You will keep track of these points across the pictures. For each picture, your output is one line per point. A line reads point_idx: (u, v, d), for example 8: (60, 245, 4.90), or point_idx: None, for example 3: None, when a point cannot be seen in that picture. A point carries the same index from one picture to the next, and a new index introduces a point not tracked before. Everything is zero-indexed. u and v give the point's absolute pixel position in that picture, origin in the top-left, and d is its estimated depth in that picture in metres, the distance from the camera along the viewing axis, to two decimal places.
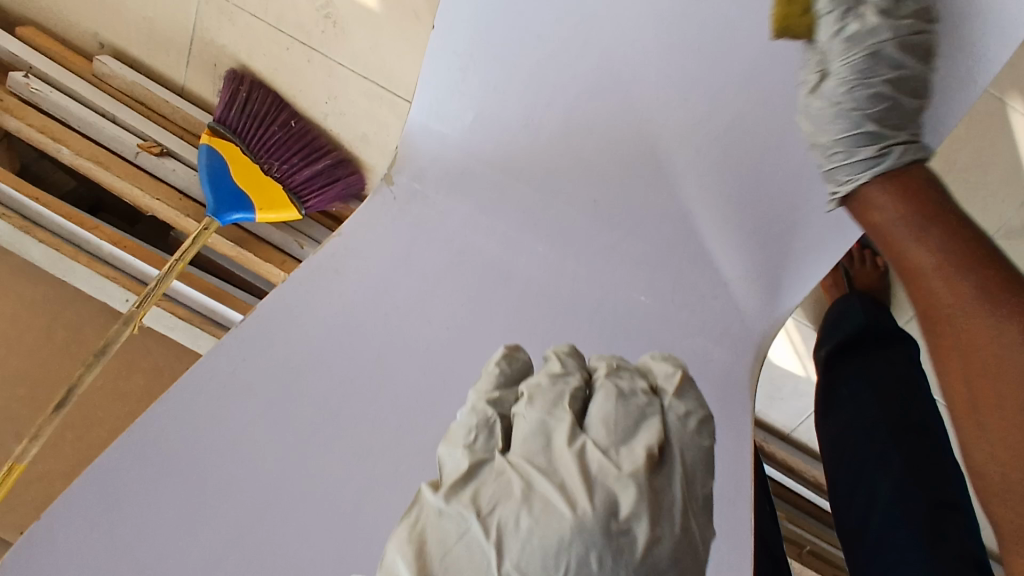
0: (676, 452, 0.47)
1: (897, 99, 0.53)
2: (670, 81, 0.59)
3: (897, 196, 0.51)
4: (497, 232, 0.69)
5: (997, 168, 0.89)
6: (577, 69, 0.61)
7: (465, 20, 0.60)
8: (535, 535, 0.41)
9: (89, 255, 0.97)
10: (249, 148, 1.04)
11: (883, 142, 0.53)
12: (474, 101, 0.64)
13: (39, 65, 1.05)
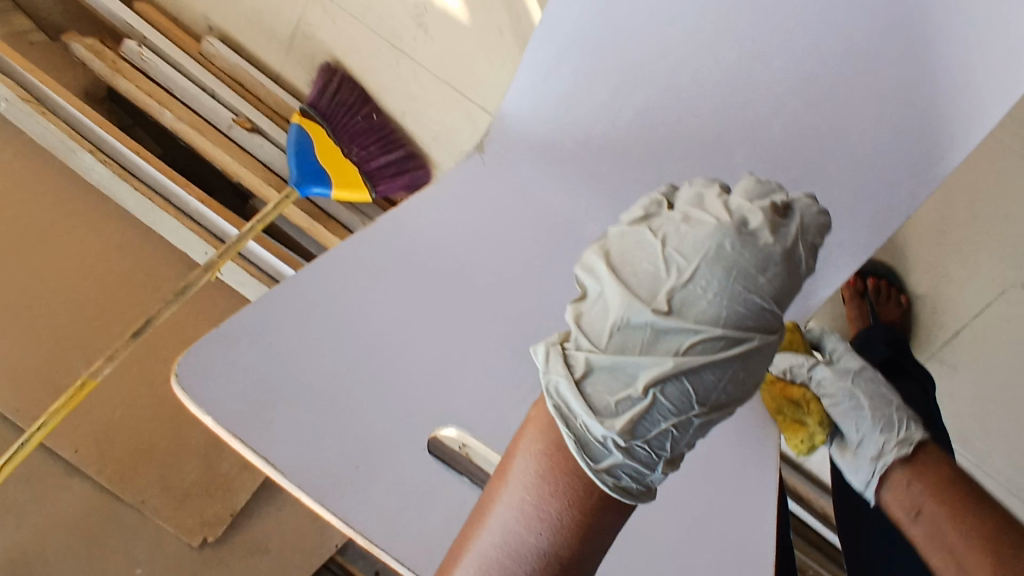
0: (798, 213, 0.46)
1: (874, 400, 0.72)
2: (731, 91, 0.69)
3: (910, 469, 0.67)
4: (564, 211, 0.78)
5: (1019, 218, 0.96)
6: (654, 72, 0.70)
7: (563, 22, 0.70)
8: (687, 217, 0.44)
9: (177, 209, 1.06)
10: (334, 132, 1.14)
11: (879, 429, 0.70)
12: (561, 94, 0.74)
13: (154, 39, 1.17)
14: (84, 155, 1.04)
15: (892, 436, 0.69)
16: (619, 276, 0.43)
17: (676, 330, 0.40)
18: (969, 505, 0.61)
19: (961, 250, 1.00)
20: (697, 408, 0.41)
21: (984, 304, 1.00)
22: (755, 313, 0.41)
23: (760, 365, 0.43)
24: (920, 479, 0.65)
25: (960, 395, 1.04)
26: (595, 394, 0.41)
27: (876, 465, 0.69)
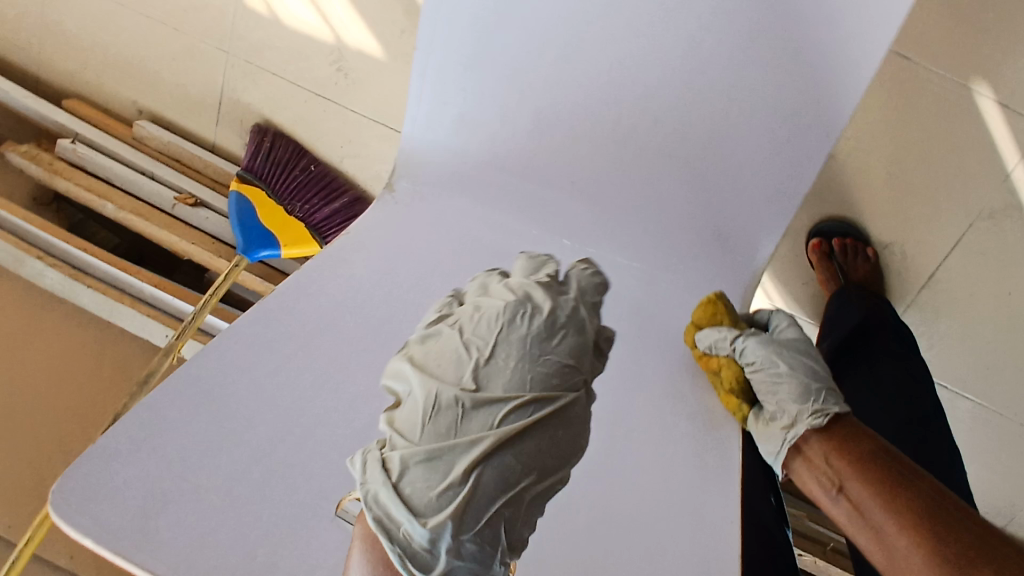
0: (573, 281, 0.54)
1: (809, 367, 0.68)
2: (624, 81, 0.70)
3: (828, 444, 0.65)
4: (494, 233, 0.77)
5: (969, 148, 0.94)
6: (555, 88, 0.72)
7: (447, 46, 0.71)
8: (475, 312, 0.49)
9: (132, 297, 1.06)
10: (274, 191, 1.12)
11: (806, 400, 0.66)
12: (462, 115, 0.75)
13: (86, 132, 1.18)
14: (33, 263, 1.05)
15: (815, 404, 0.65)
16: (426, 369, 0.47)
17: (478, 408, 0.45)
18: (893, 481, 0.60)
19: (919, 192, 0.97)
20: (523, 480, 0.44)
21: (953, 242, 0.99)
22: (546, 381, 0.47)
23: (572, 424, 0.47)
24: (842, 460, 0.62)
25: (942, 336, 1.04)
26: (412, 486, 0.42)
27: (787, 436, 0.65)
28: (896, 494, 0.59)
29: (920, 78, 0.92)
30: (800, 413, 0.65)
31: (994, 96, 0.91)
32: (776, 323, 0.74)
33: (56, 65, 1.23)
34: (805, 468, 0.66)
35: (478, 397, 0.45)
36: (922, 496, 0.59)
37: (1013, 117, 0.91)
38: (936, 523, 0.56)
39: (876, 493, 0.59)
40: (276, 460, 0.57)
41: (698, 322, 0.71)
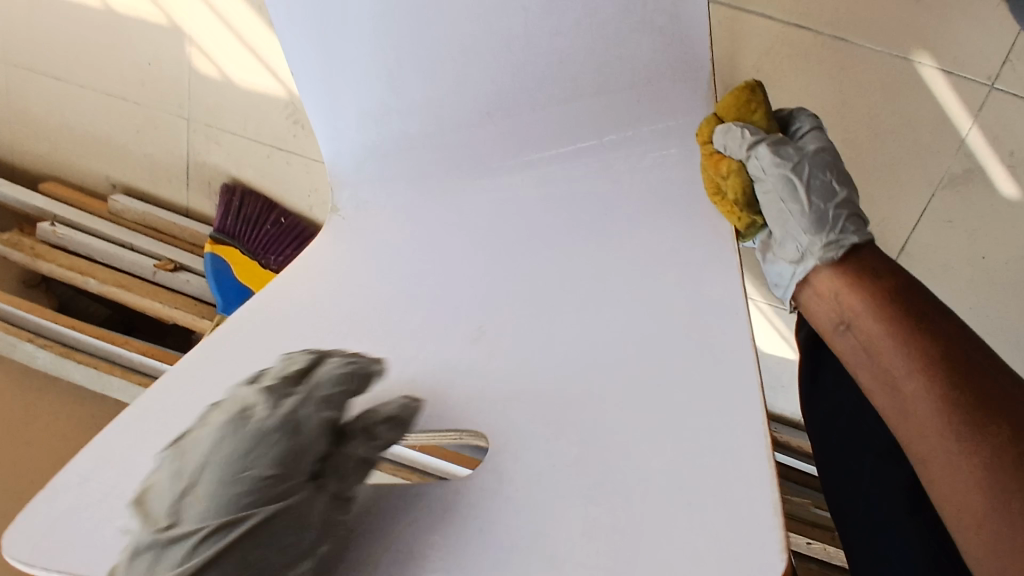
0: (320, 373, 0.44)
1: (835, 195, 0.57)
2: (550, 98, 0.67)
3: (854, 280, 0.52)
4: None
5: (920, 120, 0.93)
6: (482, 123, 0.69)
7: (354, 86, 0.67)
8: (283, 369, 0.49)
9: (122, 367, 1.08)
10: (248, 249, 1.15)
11: (829, 223, 0.55)
12: (381, 146, 0.70)
13: (62, 213, 1.21)
14: (25, 345, 1.08)
15: (837, 232, 0.54)
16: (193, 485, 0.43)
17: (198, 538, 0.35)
18: (906, 314, 0.47)
19: (876, 168, 0.97)
20: None
21: (918, 213, 0.98)
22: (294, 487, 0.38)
23: (283, 533, 0.36)
24: (850, 294, 0.51)
25: (925, 306, 1.03)
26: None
27: (796, 270, 0.56)
28: (913, 327, 0.46)
29: (860, 57, 0.92)
30: (802, 232, 0.56)
31: (936, 65, 0.91)
32: (798, 126, 0.63)
33: (29, 151, 1.27)
34: (817, 288, 0.55)
35: (167, 535, 0.36)
36: (944, 334, 0.46)
37: (960, 83, 0.91)
38: (960, 373, 0.43)
39: (882, 322, 0.48)
40: (171, 424, 0.47)
41: (720, 116, 0.63)
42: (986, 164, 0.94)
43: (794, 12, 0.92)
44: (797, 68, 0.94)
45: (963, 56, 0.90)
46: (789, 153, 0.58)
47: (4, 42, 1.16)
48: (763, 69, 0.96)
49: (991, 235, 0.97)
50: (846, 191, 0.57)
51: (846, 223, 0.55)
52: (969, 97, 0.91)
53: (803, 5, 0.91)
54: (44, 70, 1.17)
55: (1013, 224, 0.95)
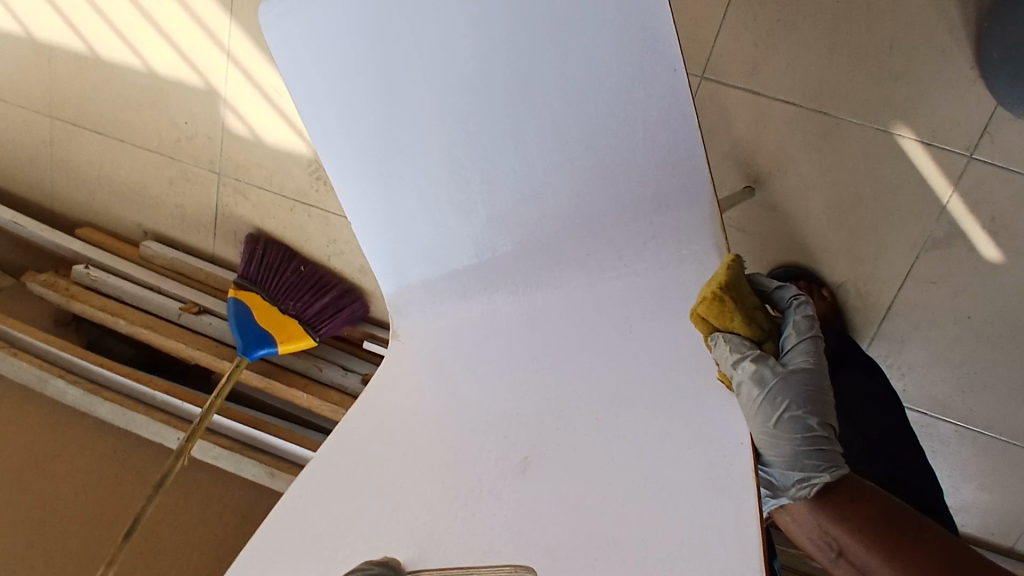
0: None
1: (815, 422, 0.55)
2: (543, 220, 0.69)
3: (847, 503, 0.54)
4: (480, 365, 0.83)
5: (901, 187, 0.99)
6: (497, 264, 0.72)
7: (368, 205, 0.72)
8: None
9: (145, 405, 1.15)
10: (268, 294, 1.18)
11: (813, 459, 0.54)
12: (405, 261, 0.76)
13: (98, 257, 1.30)
14: (55, 381, 1.14)
15: (816, 471, 0.54)
16: None
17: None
18: (905, 548, 0.50)
19: (863, 232, 1.03)
20: None
21: (904, 274, 1.03)
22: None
23: None
24: (837, 526, 0.53)
25: (915, 364, 1.06)
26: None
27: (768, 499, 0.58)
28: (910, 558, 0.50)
29: (843, 129, 0.99)
30: (776, 468, 0.55)
31: (916, 136, 0.97)
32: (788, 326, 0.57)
33: (69, 200, 1.36)
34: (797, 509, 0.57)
35: None
36: (927, 548, 0.50)
37: (938, 153, 0.97)
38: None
39: (876, 551, 0.51)
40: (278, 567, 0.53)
41: (703, 317, 0.54)
42: (967, 229, 0.99)
43: (780, 88, 0.99)
44: (783, 137, 1.01)
45: (941, 129, 0.96)
46: (773, 382, 0.54)
47: (51, 99, 1.26)
48: (751, 139, 1.02)
49: (975, 297, 1.01)
50: (825, 413, 0.56)
51: (825, 455, 0.55)
52: (948, 166, 0.97)
53: (789, 81, 0.98)
54: (87, 126, 1.27)
55: (993, 285, 1.00)
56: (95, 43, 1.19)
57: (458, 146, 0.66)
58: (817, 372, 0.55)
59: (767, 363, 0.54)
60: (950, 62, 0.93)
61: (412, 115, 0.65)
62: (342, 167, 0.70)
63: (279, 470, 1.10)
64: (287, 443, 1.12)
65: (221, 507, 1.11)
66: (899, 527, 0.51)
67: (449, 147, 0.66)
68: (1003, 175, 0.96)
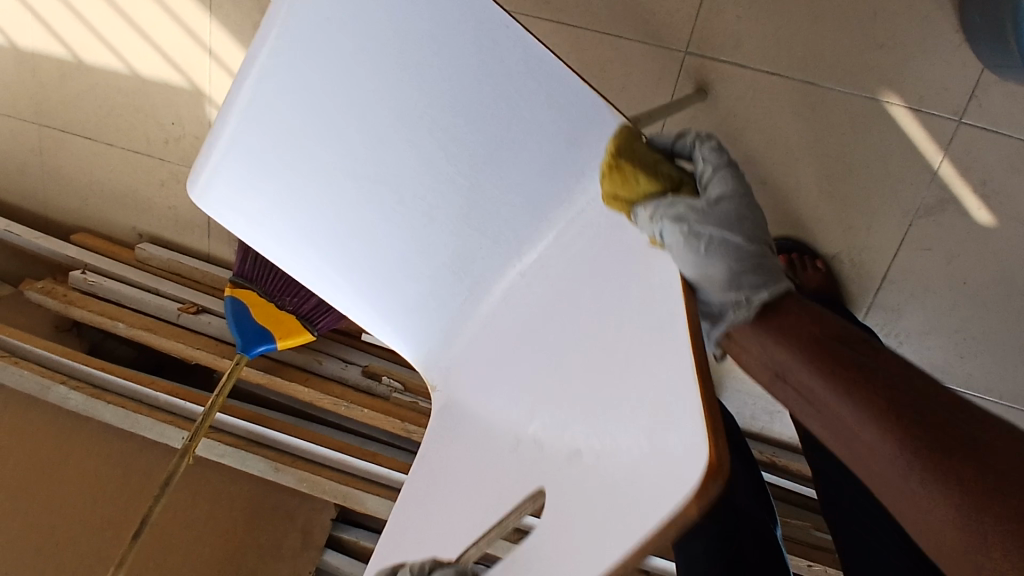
0: None
1: (746, 245, 0.54)
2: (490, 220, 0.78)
3: (790, 334, 0.46)
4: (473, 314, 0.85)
5: (890, 154, 0.99)
6: (481, 277, 0.83)
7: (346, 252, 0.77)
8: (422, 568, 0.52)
9: (148, 406, 1.16)
10: (265, 291, 1.18)
11: (745, 273, 0.52)
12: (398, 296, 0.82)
13: (94, 262, 1.30)
14: (58, 387, 1.15)
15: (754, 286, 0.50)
16: None
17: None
18: (856, 373, 0.41)
19: (854, 203, 1.02)
20: None
21: (897, 242, 1.03)
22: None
23: None
24: (782, 351, 0.45)
25: (911, 331, 1.07)
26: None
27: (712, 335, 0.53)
28: (932, 449, 0.36)
29: (830, 99, 0.98)
30: (712, 290, 0.52)
31: (903, 103, 0.96)
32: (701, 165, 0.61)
33: (61, 206, 1.36)
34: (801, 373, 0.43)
35: None
36: (887, 381, 0.40)
37: (926, 118, 0.96)
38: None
39: (827, 377, 0.41)
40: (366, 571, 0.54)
41: (613, 195, 0.62)
42: (958, 193, 0.99)
43: (764, 61, 0.98)
44: (770, 109, 1.00)
45: (928, 93, 0.95)
46: (688, 215, 0.55)
47: (37, 106, 1.26)
48: (739, 113, 1.01)
49: (968, 261, 1.01)
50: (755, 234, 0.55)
51: (760, 264, 0.52)
52: (937, 130, 0.97)
53: (773, 53, 0.98)
54: (75, 131, 1.26)
55: (986, 248, 1.00)
56: (78, 48, 1.18)
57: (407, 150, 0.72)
58: (738, 204, 0.56)
59: (684, 202, 0.57)
60: (934, 25, 0.92)
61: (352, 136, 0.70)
62: (307, 237, 0.75)
63: (284, 464, 1.11)
64: (291, 437, 1.13)
65: (228, 502, 1.12)
66: (853, 359, 0.42)
67: (413, 197, 0.75)
68: (992, 138, 0.95)
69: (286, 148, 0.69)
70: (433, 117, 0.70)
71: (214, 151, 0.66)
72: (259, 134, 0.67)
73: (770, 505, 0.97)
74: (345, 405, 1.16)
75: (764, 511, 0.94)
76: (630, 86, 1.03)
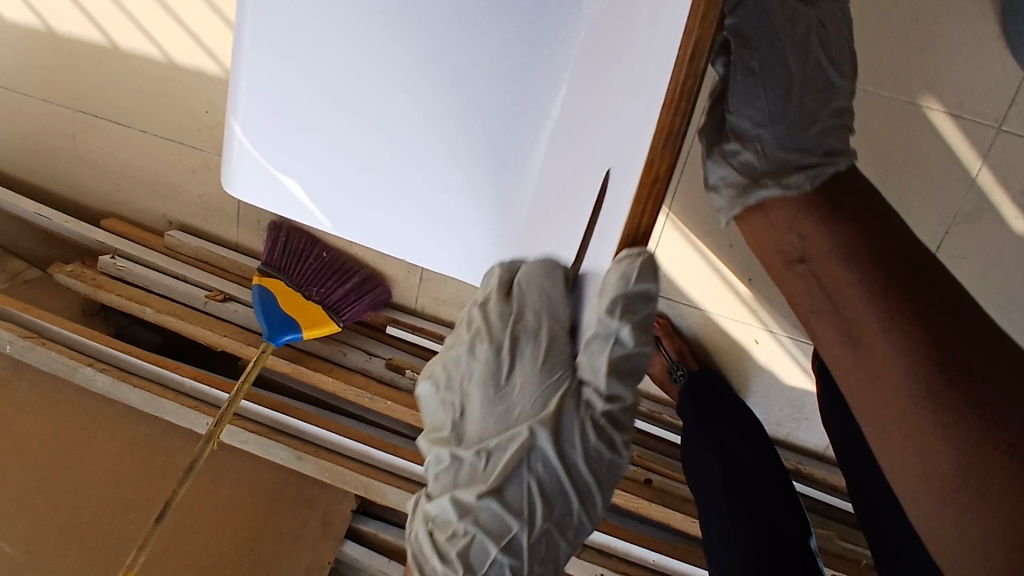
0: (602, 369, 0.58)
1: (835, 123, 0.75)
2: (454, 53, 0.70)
3: (815, 218, 0.70)
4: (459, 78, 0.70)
5: (928, 160, 0.98)
6: (473, 91, 0.71)
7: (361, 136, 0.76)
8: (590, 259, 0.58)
9: (173, 391, 1.16)
10: (292, 281, 1.20)
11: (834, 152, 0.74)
12: (397, 136, 0.74)
13: (123, 248, 1.31)
14: (85, 369, 1.16)
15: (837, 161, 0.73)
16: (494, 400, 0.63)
17: (503, 502, 0.61)
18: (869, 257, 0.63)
19: (891, 208, 1.01)
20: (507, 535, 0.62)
21: (933, 250, 1.02)
22: (595, 462, 0.62)
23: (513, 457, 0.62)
24: (816, 233, 0.69)
25: None
26: (511, 539, 0.63)
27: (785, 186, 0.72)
28: (906, 323, 0.56)
29: (869, 102, 0.97)
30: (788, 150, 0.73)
31: (944, 108, 0.95)
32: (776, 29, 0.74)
33: (91, 191, 1.38)
34: (828, 264, 0.66)
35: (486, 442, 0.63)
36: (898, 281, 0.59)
37: (967, 124, 0.95)
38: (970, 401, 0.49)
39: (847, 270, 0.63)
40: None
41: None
42: (996, 201, 0.98)
43: None
44: None
45: (969, 100, 0.95)
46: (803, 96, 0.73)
47: (73, 90, 1.27)
48: None
49: (1003, 271, 1.00)
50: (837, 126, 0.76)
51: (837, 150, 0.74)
52: (976, 137, 0.96)
53: None
54: (109, 117, 1.28)
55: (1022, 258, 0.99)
56: (114, 33, 1.19)
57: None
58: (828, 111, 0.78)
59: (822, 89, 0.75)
60: (978, 31, 0.91)
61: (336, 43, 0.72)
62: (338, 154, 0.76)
63: (307, 453, 1.11)
64: (314, 427, 1.13)
65: (251, 489, 1.13)
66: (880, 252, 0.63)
67: (388, 82, 0.71)
68: None
69: (291, 50, 0.73)
70: None
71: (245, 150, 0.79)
72: (282, 103, 0.75)
73: (797, 503, 0.98)
74: (369, 396, 1.16)
75: (790, 515, 0.95)
76: None
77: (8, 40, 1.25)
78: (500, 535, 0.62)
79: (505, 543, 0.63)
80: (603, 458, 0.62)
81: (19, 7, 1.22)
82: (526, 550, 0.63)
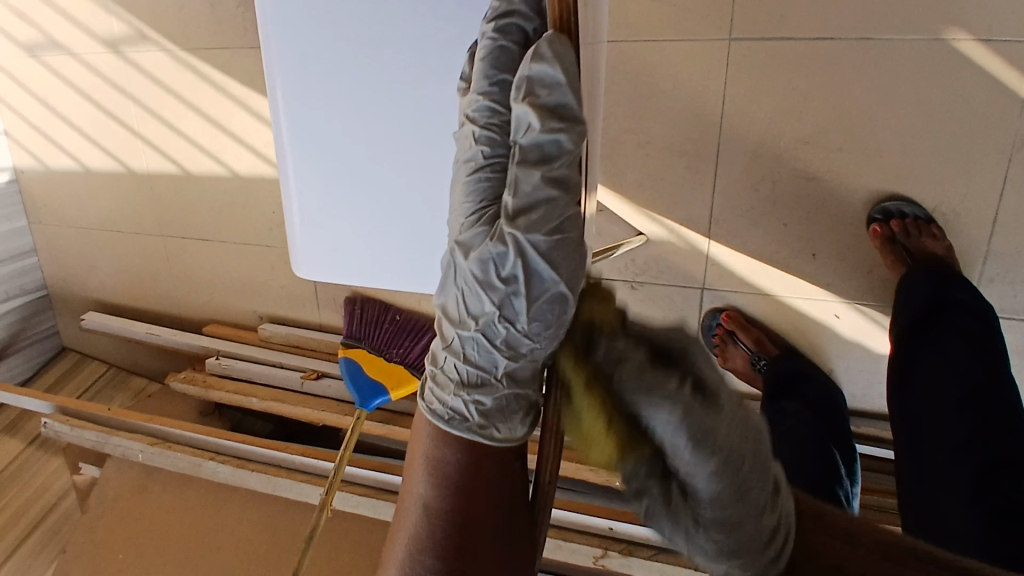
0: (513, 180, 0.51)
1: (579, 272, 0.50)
2: (444, 103, 0.78)
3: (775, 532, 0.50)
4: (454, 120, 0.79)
5: (970, 92, 0.94)
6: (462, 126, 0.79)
7: (373, 213, 0.85)
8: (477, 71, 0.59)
9: (287, 469, 1.25)
10: (373, 347, 1.25)
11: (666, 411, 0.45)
12: (406, 200, 0.83)
13: (225, 348, 1.44)
14: (208, 463, 1.27)
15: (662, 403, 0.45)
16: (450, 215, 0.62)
17: (443, 307, 0.56)
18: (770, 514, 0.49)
19: (938, 150, 0.97)
20: (450, 348, 0.56)
21: (999, 182, 0.96)
22: (518, 272, 0.51)
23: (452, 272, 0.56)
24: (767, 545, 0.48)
25: None
26: (453, 343, 0.55)
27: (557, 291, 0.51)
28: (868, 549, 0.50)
29: (892, 49, 0.94)
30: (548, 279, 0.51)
31: (972, 37, 0.91)
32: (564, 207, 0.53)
33: (190, 303, 1.52)
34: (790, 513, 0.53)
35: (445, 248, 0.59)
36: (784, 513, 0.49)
37: (1003, 47, 0.91)
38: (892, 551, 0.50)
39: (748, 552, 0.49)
40: (369, 94, 0.80)
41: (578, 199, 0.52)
42: None
43: (815, 29, 0.96)
44: (829, 73, 0.97)
45: (998, 22, 0.90)
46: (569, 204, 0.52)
47: (158, 218, 1.44)
48: (799, 83, 0.99)
49: None
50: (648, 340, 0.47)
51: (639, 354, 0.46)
52: (1016, 57, 0.91)
53: (820, 18, 0.95)
54: (194, 234, 1.42)
55: None
56: (186, 161, 1.35)
57: (339, 81, 0.80)
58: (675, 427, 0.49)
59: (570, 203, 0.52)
60: None
61: (337, 134, 0.82)
62: (364, 229, 0.86)
63: None
64: None
65: (368, 550, 1.17)
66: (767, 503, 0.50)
67: (382, 147, 0.82)
68: None
69: (310, 154, 0.84)
70: (357, 66, 0.79)
71: (295, 250, 0.90)
72: (311, 197, 0.86)
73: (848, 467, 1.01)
74: None
75: (841, 475, 0.96)
76: (681, 83, 1.04)
77: (100, 187, 1.44)
78: (446, 340, 0.56)
79: (449, 344, 0.56)
80: (520, 263, 0.51)
81: (104, 158, 1.41)
82: (464, 356, 0.54)
